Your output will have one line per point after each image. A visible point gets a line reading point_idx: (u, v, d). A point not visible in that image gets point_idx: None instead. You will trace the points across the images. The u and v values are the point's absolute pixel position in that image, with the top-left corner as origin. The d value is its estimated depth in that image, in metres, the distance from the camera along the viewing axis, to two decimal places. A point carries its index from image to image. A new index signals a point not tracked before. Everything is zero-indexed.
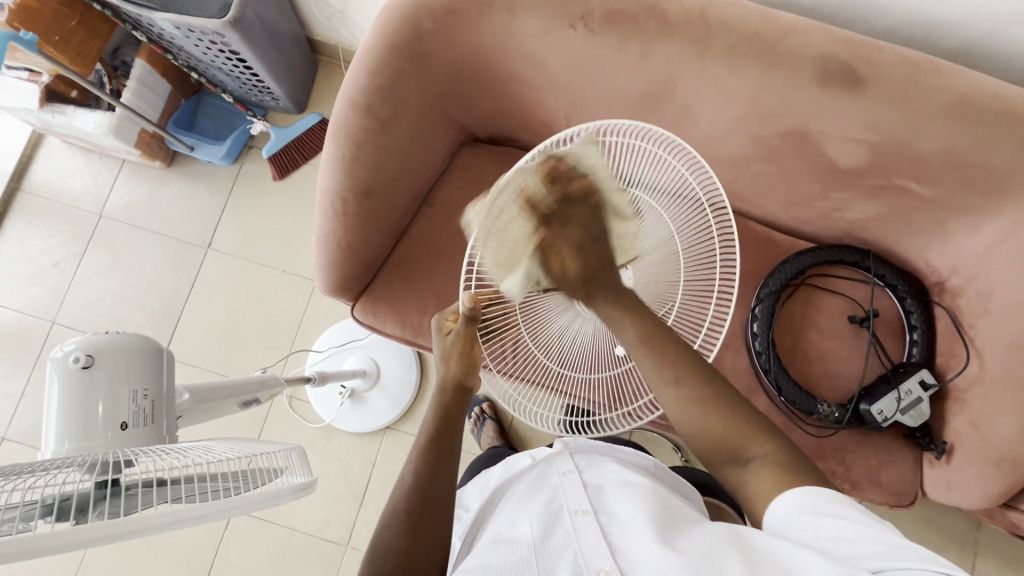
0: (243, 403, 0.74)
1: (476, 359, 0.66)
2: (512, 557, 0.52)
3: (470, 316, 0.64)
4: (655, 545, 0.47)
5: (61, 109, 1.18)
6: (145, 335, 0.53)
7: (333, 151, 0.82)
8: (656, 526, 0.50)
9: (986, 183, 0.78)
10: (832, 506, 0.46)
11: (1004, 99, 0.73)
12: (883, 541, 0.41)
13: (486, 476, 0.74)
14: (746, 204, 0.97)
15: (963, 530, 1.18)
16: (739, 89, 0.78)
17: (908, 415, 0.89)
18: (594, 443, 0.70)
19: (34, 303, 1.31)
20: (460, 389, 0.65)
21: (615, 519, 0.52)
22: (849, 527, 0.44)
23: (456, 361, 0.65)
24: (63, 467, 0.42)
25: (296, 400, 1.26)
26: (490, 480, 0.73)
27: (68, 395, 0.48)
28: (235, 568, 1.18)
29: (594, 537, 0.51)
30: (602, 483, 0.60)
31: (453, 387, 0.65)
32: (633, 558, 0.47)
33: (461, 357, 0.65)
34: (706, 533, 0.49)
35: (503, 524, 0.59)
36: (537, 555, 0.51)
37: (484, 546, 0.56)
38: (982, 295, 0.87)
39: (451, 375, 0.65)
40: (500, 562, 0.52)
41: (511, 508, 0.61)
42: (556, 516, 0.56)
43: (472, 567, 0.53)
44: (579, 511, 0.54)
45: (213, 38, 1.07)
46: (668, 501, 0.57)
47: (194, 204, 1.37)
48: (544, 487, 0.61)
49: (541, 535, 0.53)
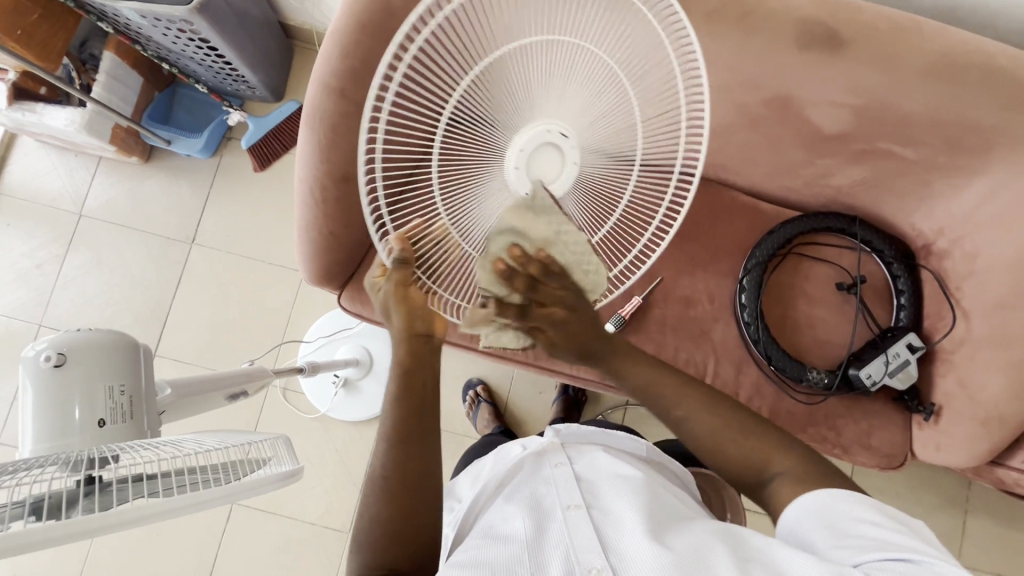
0: (231, 396, 0.74)
1: (421, 304, 0.58)
2: (502, 551, 0.50)
3: (400, 259, 0.57)
4: (647, 543, 0.47)
5: (31, 107, 1.15)
6: (122, 332, 0.53)
7: (309, 138, 0.81)
8: (648, 522, 0.50)
9: (969, 143, 0.77)
10: (833, 504, 0.49)
11: (984, 56, 0.72)
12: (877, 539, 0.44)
13: (480, 466, 0.74)
14: (731, 175, 0.96)
15: (955, 489, 1.20)
16: (719, 57, 0.76)
17: (897, 378, 0.90)
18: (586, 429, 0.71)
19: (18, 306, 1.30)
20: (416, 339, 0.57)
21: (609, 516, 0.52)
22: (848, 525, 0.46)
23: (397, 314, 0.57)
24: (41, 465, 0.41)
25: (290, 392, 1.26)
26: (481, 471, 0.72)
27: (43, 394, 0.48)
28: (239, 559, 1.19)
29: (587, 534, 0.50)
30: (596, 477, 0.60)
31: (405, 337, 0.57)
32: (626, 554, 0.47)
33: (400, 304, 0.57)
34: (698, 534, 0.49)
35: (494, 513, 0.58)
36: (528, 549, 0.50)
37: (472, 541, 0.54)
38: (968, 256, 0.87)
39: (397, 329, 0.57)
40: (489, 556, 0.50)
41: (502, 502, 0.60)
42: (549, 510, 0.55)
43: (458, 558, 0.51)
44: (571, 506, 0.54)
45: (182, 26, 1.04)
46: (660, 496, 0.57)
47: (175, 200, 1.34)
48: (537, 480, 0.61)
49: (533, 531, 0.52)
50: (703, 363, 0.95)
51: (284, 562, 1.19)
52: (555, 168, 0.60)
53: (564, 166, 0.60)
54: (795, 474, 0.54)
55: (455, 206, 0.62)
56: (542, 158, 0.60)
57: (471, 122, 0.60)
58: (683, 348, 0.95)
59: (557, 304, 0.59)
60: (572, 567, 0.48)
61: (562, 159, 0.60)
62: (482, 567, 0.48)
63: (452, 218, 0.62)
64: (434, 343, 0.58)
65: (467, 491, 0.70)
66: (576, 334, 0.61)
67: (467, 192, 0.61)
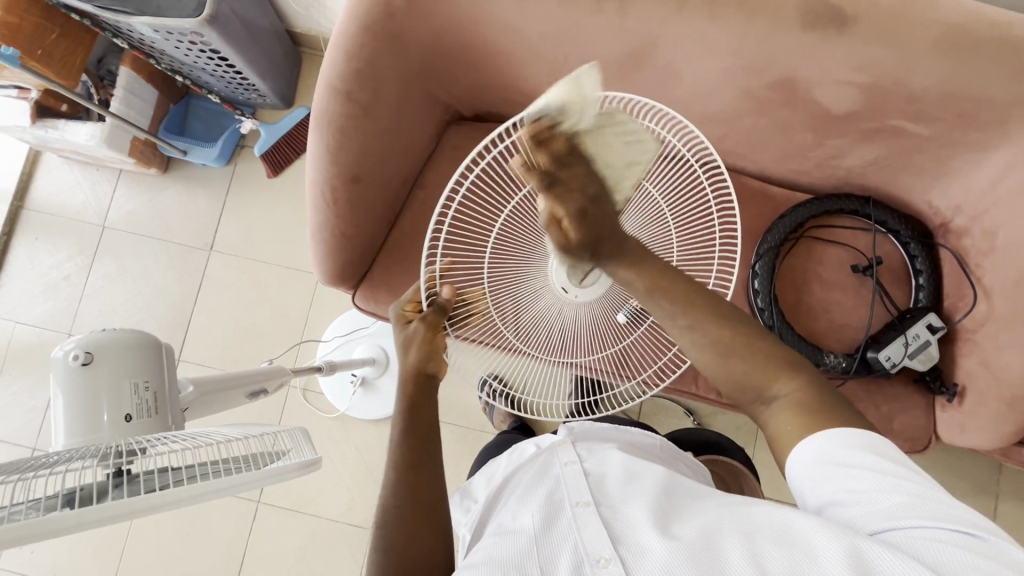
0: (251, 394, 0.76)
1: (438, 347, 0.70)
2: (513, 548, 0.51)
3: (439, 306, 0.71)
4: (656, 537, 0.47)
5: (53, 124, 1.19)
6: (142, 331, 0.55)
7: (318, 140, 0.83)
8: (655, 514, 0.50)
9: (984, 117, 0.75)
10: (851, 452, 0.46)
11: (997, 27, 0.70)
12: (901, 492, 0.42)
13: (492, 468, 0.71)
14: (740, 160, 0.96)
15: (984, 474, 1.17)
16: (722, 41, 0.75)
17: (917, 360, 0.88)
18: (601, 428, 0.70)
19: (49, 317, 1.34)
20: (423, 376, 0.69)
21: (618, 511, 0.52)
22: (868, 477, 0.44)
23: (416, 350, 0.69)
24: (78, 455, 0.44)
25: (310, 392, 1.29)
26: (495, 471, 0.70)
27: (70, 392, 0.50)
28: (266, 556, 1.22)
29: (595, 530, 0.50)
30: (605, 470, 0.59)
31: (414, 374, 0.68)
32: (637, 549, 0.47)
33: (424, 342, 0.69)
34: (707, 516, 0.49)
35: (506, 514, 0.58)
36: (537, 545, 0.50)
37: (487, 541, 0.55)
38: (987, 233, 0.85)
39: (411, 361, 0.69)
40: (502, 554, 0.50)
41: (514, 501, 0.60)
42: (558, 506, 0.55)
43: (472, 560, 0.52)
44: (580, 502, 0.54)
45: (192, 38, 1.06)
46: (672, 486, 0.56)
47: (193, 208, 1.38)
48: (546, 477, 0.61)
49: (542, 526, 0.52)
50: None
51: (310, 558, 1.22)
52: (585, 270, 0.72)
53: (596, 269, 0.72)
54: (821, 403, 0.52)
55: (498, 282, 0.76)
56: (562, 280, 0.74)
57: (520, 221, 0.76)
58: None
59: (581, 188, 0.62)
60: (581, 562, 0.48)
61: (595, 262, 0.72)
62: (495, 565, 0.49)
63: (492, 291, 0.76)
64: (437, 380, 0.70)
65: (481, 490, 0.69)
66: (594, 219, 0.64)
67: (510, 273, 0.76)
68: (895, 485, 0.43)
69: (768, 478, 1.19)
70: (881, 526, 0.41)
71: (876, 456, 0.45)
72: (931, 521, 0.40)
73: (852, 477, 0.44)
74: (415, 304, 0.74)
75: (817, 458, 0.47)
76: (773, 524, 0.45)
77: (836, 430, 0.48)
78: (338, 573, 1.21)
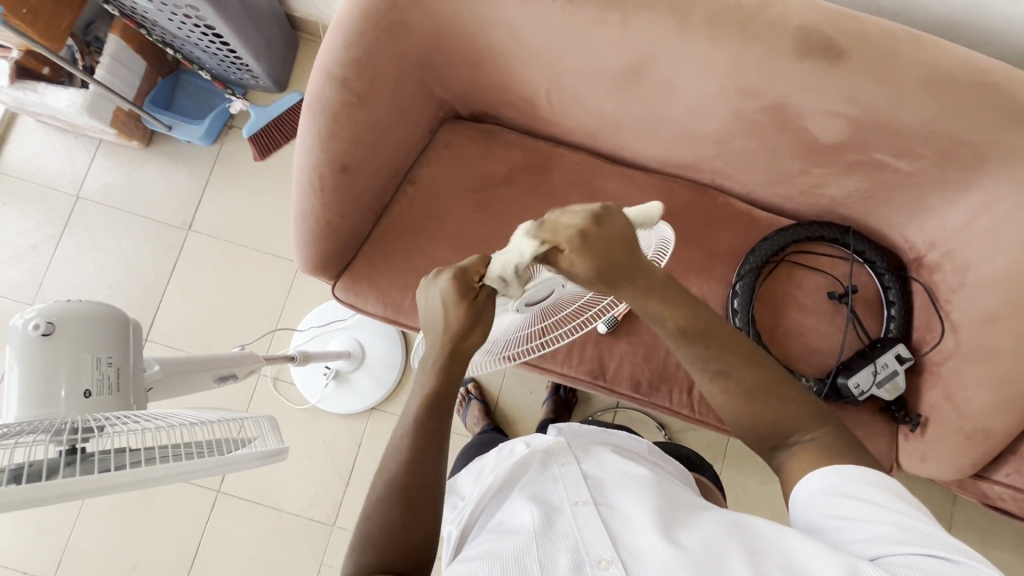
0: (220, 378, 0.74)
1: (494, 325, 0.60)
2: (513, 544, 0.49)
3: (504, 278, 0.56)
4: (659, 542, 0.46)
5: (33, 86, 1.14)
6: (109, 304, 0.53)
7: (309, 124, 0.81)
8: (658, 521, 0.49)
9: (963, 158, 0.78)
10: (853, 485, 0.49)
11: (982, 72, 0.73)
12: (888, 522, 0.44)
13: (481, 462, 0.70)
14: (728, 181, 0.97)
15: (939, 504, 1.21)
16: (719, 62, 0.77)
17: (885, 388, 0.90)
18: (591, 430, 0.71)
19: (11, 286, 1.29)
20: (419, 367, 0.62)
21: (618, 514, 0.51)
22: (863, 508, 0.46)
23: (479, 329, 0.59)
24: (28, 432, 0.42)
25: (281, 381, 1.26)
26: (484, 468, 0.69)
27: (28, 362, 0.48)
28: (222, 547, 1.19)
29: (597, 529, 0.50)
30: (603, 475, 0.59)
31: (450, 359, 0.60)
32: (638, 553, 0.46)
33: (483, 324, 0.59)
34: (707, 527, 0.49)
35: (501, 512, 0.57)
36: (537, 541, 0.49)
37: (482, 537, 0.53)
38: (958, 269, 0.88)
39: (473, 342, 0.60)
40: (499, 550, 0.49)
41: (512, 498, 0.58)
42: (556, 506, 0.54)
43: (469, 554, 0.50)
44: (580, 502, 0.53)
45: (188, 11, 1.04)
46: (670, 492, 0.57)
47: (175, 185, 1.34)
48: (545, 477, 0.60)
49: (541, 524, 0.51)
50: (695, 366, 0.94)
51: (267, 554, 1.19)
52: (539, 294, 0.64)
53: (518, 300, 0.63)
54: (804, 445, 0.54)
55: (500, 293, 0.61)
56: (512, 316, 0.69)
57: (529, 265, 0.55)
58: (675, 351, 0.94)
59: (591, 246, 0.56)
60: (580, 561, 0.47)
61: (531, 295, 0.63)
62: (493, 561, 0.47)
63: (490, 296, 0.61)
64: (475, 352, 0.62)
65: (470, 487, 0.67)
66: (601, 246, 0.55)
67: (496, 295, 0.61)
68: (886, 517, 0.45)
69: (736, 496, 1.20)
70: (867, 545, 0.43)
71: (880, 492, 0.47)
72: (917, 545, 0.41)
73: (849, 507, 0.47)
74: (481, 270, 0.58)
75: (822, 489, 0.50)
76: (773, 542, 0.45)
77: (845, 467, 0.51)
78: (295, 570, 1.18)
